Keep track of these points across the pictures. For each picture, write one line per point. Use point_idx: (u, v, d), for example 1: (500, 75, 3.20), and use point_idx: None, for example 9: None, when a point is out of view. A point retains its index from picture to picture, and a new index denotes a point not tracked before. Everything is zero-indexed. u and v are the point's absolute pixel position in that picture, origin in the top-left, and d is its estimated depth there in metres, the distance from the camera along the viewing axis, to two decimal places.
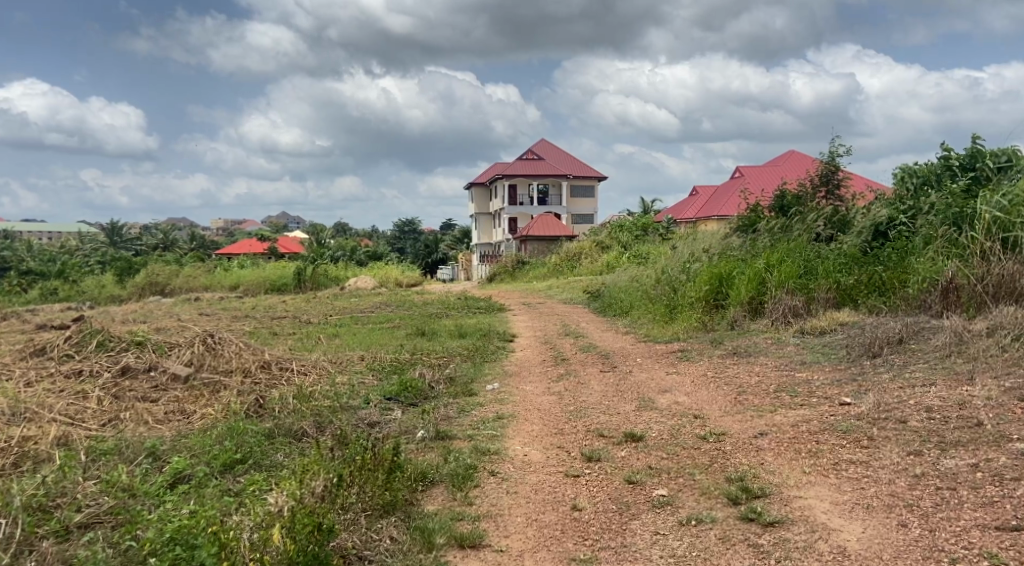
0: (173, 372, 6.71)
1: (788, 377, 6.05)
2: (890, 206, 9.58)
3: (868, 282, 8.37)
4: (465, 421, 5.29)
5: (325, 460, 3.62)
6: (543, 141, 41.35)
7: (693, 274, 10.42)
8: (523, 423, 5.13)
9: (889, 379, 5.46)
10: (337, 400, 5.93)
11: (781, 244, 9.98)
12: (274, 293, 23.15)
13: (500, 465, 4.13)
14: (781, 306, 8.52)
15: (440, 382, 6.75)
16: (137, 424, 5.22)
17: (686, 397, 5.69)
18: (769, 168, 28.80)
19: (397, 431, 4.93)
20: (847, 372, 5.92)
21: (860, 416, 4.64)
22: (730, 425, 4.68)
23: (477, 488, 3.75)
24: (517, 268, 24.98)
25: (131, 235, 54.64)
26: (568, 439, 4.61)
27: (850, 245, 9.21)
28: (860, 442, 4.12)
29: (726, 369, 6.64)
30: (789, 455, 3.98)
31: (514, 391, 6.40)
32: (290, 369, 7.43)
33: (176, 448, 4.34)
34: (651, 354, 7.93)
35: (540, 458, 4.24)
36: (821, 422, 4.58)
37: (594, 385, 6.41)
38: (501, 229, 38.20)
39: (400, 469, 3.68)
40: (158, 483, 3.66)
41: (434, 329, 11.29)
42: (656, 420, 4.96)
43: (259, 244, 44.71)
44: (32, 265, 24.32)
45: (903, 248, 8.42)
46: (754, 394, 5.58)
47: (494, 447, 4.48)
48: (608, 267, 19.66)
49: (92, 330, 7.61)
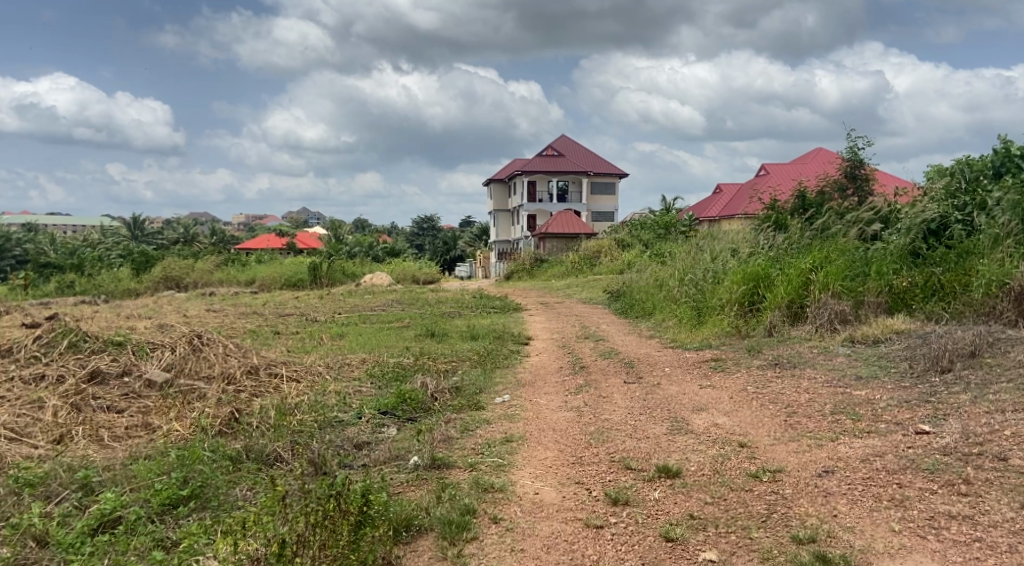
0: (148, 380, 6.02)
1: (845, 396, 5.19)
2: (943, 200, 8.65)
3: (923, 286, 7.48)
4: (468, 444, 4.52)
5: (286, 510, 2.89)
6: (563, 138, 40.57)
7: (725, 274, 9.56)
8: (535, 449, 4.33)
9: (970, 402, 4.60)
10: (324, 415, 5.20)
11: (822, 243, 9.08)
12: (290, 289, 22.53)
13: (505, 508, 3.36)
14: (825, 311, 7.63)
15: (444, 393, 6.00)
16: (89, 444, 4.50)
17: (726, 418, 4.87)
18: (795, 166, 27.82)
19: (385, 455, 4.17)
20: (913, 391, 5.09)
21: (945, 449, 3.81)
22: (786, 459, 3.87)
23: (474, 543, 2.99)
24: (536, 266, 24.17)
25: (152, 228, 54.46)
26: (588, 471, 3.82)
27: (899, 245, 8.17)
28: (956, 488, 3.30)
29: (768, 384, 5.81)
30: (869, 505, 3.16)
31: (528, 406, 5.61)
32: (279, 375, 6.68)
33: (117, 479, 3.59)
34: (681, 362, 7.11)
35: (553, 499, 3.45)
36: (899, 457, 3.75)
37: (617, 400, 5.61)
38: (520, 226, 37.43)
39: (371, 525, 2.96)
40: (78, 531, 2.93)
41: (445, 329, 10.54)
42: (692, 449, 4.15)
43: (278, 240, 44.36)
44: (50, 259, 23.94)
45: (965, 248, 7.56)
46: (807, 417, 4.74)
47: (498, 481, 3.70)
48: (629, 265, 18.81)
49: (64, 329, 6.89)
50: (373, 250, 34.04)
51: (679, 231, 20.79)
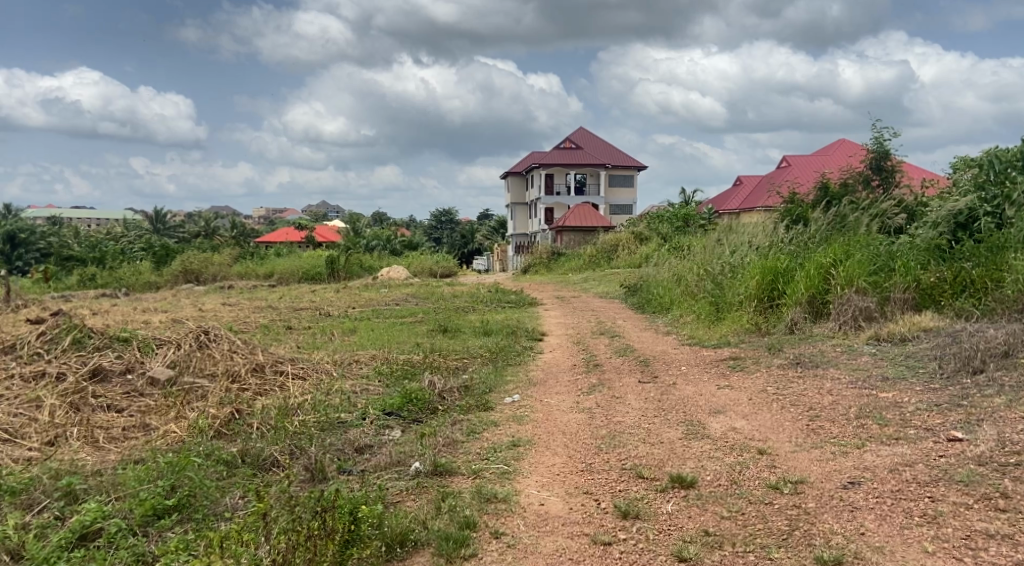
0: (151, 377, 5.88)
1: (871, 399, 4.93)
2: (972, 192, 8.30)
3: (952, 281, 7.16)
4: (473, 449, 4.33)
5: (277, 532, 2.73)
6: (581, 131, 40.21)
7: (744, 268, 9.27)
8: (543, 454, 4.13)
9: (1005, 407, 4.33)
10: (327, 417, 5.03)
11: (845, 237, 8.77)
12: (307, 283, 22.46)
13: (508, 520, 3.16)
14: (850, 308, 7.34)
15: (453, 392, 5.81)
16: (82, 446, 4.35)
17: (744, 422, 4.64)
18: (817, 157, 27.33)
19: (385, 460, 3.99)
20: (943, 394, 4.83)
21: (980, 458, 3.56)
22: (809, 468, 3.64)
23: (473, 561, 2.81)
24: (552, 259, 23.94)
25: (173, 221, 54.81)
26: (597, 480, 3.61)
27: (926, 238, 7.86)
28: (994, 503, 3.05)
29: (790, 385, 5.57)
30: (900, 522, 2.93)
31: (538, 407, 5.41)
32: (285, 373, 6.52)
33: (103, 486, 3.43)
34: (699, 361, 6.87)
35: (560, 511, 3.25)
36: (931, 468, 3.51)
37: (631, 400, 5.40)
38: (537, 219, 37.18)
39: (360, 543, 2.78)
40: (54, 545, 2.78)
41: (458, 325, 10.36)
42: (709, 456, 3.93)
43: (297, 233, 44.52)
44: (72, 252, 24.07)
45: (996, 241, 7.23)
46: (831, 421, 4.49)
47: (501, 490, 3.51)
48: (647, 259, 18.50)
49: (68, 325, 6.75)
50: (390, 242, 33.91)
51: (698, 224, 20.44)
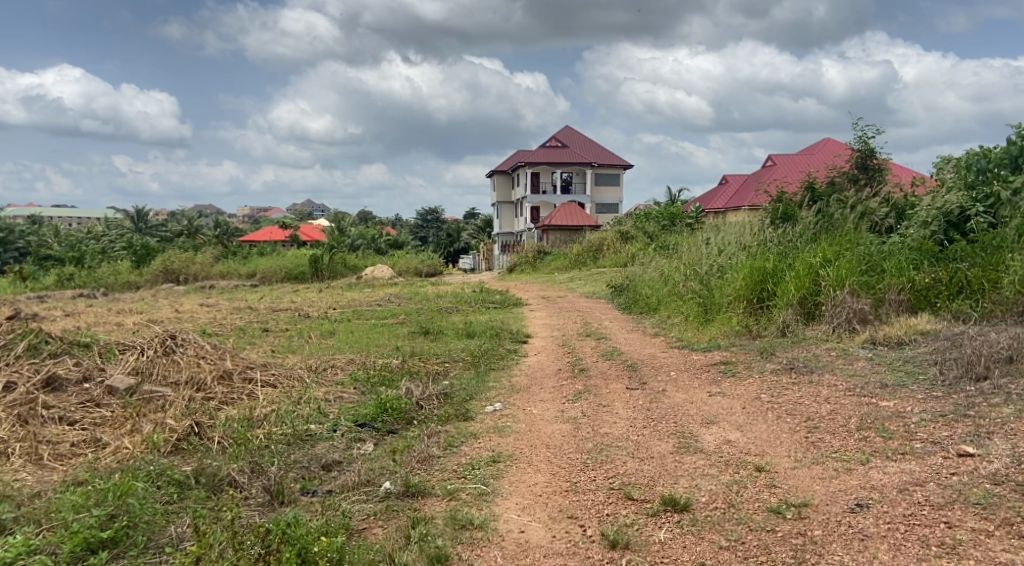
0: (108, 386, 5.51)
1: (871, 408, 4.66)
2: (963, 190, 8.08)
3: (948, 282, 6.92)
4: (449, 465, 4.01)
5: None
6: (567, 130, 39.92)
7: (732, 268, 9.00)
8: (525, 472, 3.83)
9: (1015, 418, 4.08)
10: (293, 429, 4.70)
11: (835, 236, 8.52)
12: (290, 283, 22.04)
13: (485, 553, 2.88)
14: (844, 309, 7.08)
15: (431, 400, 5.49)
16: (24, 467, 4.00)
17: (740, 434, 4.36)
18: (801, 157, 27.19)
19: (353, 480, 3.67)
20: (949, 402, 4.57)
21: (995, 477, 3.30)
22: (812, 488, 3.36)
23: None
24: (538, 258, 23.63)
25: (157, 220, 54.08)
26: (583, 502, 3.32)
27: (918, 237, 7.64)
28: (1017, 530, 2.78)
29: (785, 393, 5.28)
30: (916, 554, 2.68)
31: (520, 417, 5.11)
32: (254, 380, 6.18)
33: (35, 515, 3.09)
34: (689, 365, 6.58)
35: (542, 539, 2.96)
36: (943, 488, 3.24)
37: (618, 409, 5.10)
38: (523, 218, 36.84)
39: None
40: None
41: (440, 326, 10.01)
42: (703, 473, 3.64)
43: (282, 233, 44.00)
44: (50, 251, 23.53)
45: (991, 241, 7.00)
46: (830, 433, 4.21)
47: (477, 515, 3.21)
48: (634, 258, 18.25)
49: (23, 330, 6.33)
50: (376, 241, 33.49)
51: (685, 223, 20.20)
